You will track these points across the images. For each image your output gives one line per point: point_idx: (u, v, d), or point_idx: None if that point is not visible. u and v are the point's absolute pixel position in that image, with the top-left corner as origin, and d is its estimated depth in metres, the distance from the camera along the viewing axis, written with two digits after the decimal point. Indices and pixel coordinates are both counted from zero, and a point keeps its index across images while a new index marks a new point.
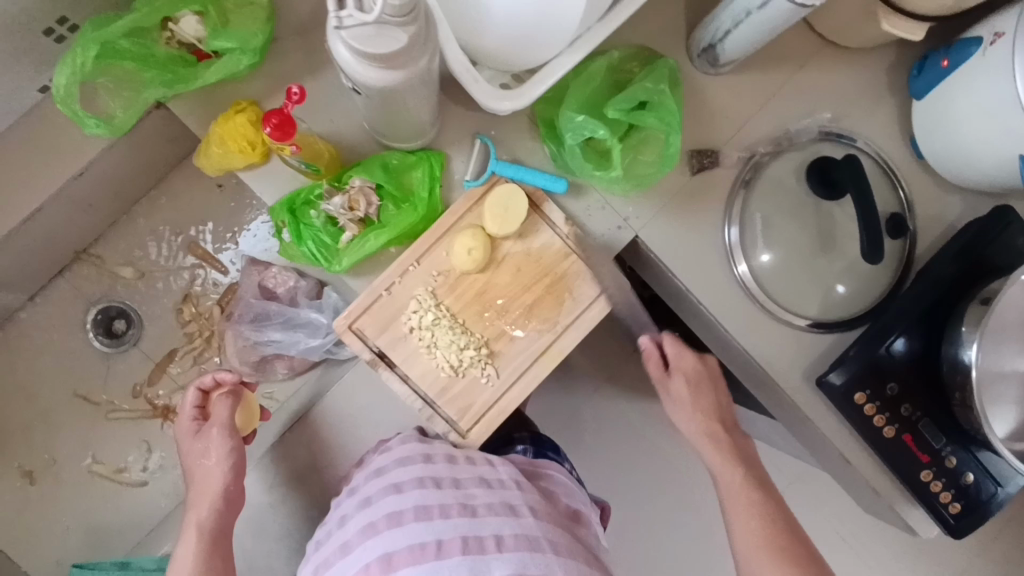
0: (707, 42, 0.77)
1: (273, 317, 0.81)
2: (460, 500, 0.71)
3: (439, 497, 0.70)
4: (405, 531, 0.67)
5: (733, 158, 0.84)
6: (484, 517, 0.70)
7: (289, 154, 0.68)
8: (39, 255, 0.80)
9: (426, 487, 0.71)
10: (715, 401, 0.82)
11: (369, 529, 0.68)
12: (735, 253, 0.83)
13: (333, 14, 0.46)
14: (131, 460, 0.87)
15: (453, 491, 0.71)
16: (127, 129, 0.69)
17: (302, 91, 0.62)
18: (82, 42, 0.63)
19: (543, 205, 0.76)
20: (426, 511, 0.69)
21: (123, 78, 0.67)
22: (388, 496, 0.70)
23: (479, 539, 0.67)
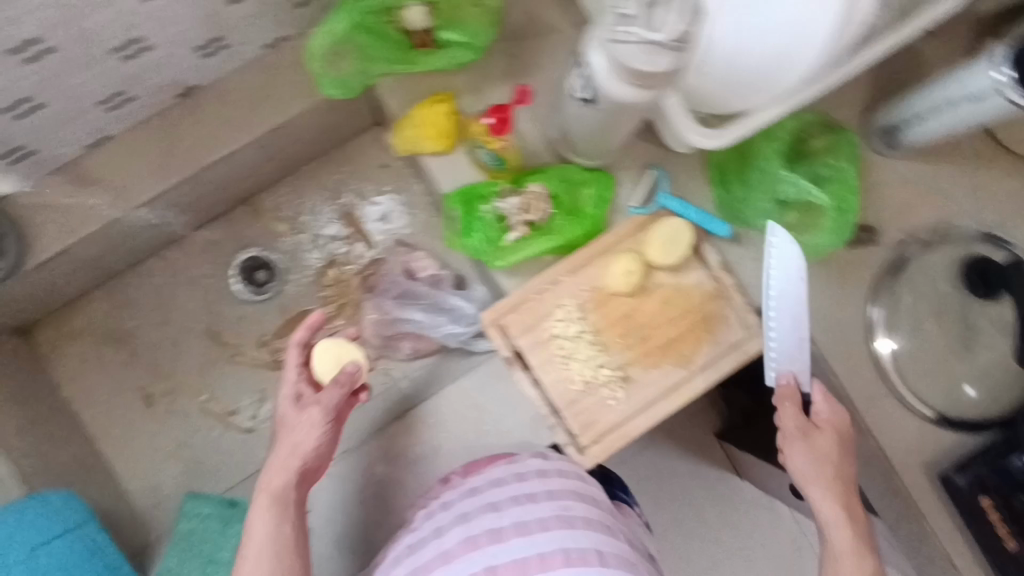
0: (890, 122, 0.80)
1: (419, 298, 0.84)
2: (558, 513, 0.69)
3: (537, 513, 0.69)
4: (508, 547, 0.66)
5: (890, 238, 0.84)
6: (582, 530, 0.68)
7: (497, 146, 0.75)
8: (217, 194, 0.86)
9: (522, 504, 0.70)
10: (852, 472, 0.71)
11: (470, 542, 0.67)
12: (875, 330, 0.83)
13: (610, 26, 0.49)
14: (243, 405, 0.90)
15: (551, 504, 0.69)
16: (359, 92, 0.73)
17: (527, 92, 0.73)
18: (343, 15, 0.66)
19: (703, 245, 0.78)
20: (525, 525, 0.68)
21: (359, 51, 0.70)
22: (486, 510, 0.70)
23: (583, 553, 0.65)
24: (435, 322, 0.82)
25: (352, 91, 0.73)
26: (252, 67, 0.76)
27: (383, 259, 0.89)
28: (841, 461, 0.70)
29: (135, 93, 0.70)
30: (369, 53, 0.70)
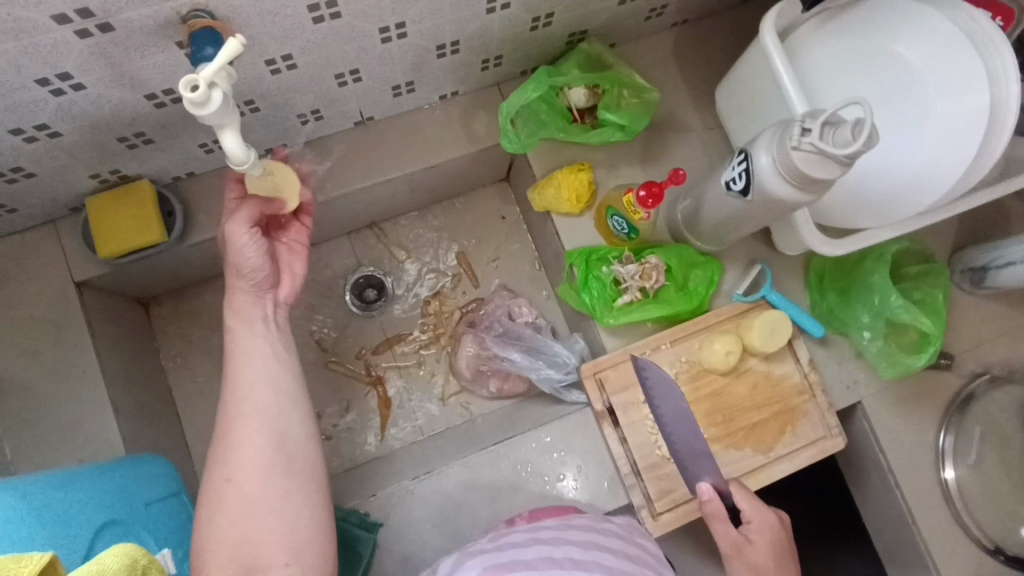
0: (980, 264, 0.87)
1: (523, 341, 0.89)
2: (638, 575, 0.60)
3: (619, 565, 0.60)
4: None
5: (965, 369, 0.90)
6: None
7: (641, 219, 0.79)
8: (353, 213, 0.93)
9: (603, 553, 0.61)
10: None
11: (552, 562, 0.57)
12: (946, 457, 0.86)
13: (794, 137, 0.57)
14: (326, 412, 0.93)
15: (630, 563, 0.61)
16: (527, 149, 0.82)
17: (683, 177, 0.73)
18: (535, 84, 0.77)
19: (796, 341, 0.84)
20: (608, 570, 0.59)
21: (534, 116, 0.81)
22: (568, 546, 0.60)
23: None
24: (534, 364, 0.86)
25: (524, 147, 0.81)
26: (424, 111, 0.86)
27: (487, 301, 0.96)
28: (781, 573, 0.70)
29: (326, 114, 0.79)
30: (541, 117, 0.82)
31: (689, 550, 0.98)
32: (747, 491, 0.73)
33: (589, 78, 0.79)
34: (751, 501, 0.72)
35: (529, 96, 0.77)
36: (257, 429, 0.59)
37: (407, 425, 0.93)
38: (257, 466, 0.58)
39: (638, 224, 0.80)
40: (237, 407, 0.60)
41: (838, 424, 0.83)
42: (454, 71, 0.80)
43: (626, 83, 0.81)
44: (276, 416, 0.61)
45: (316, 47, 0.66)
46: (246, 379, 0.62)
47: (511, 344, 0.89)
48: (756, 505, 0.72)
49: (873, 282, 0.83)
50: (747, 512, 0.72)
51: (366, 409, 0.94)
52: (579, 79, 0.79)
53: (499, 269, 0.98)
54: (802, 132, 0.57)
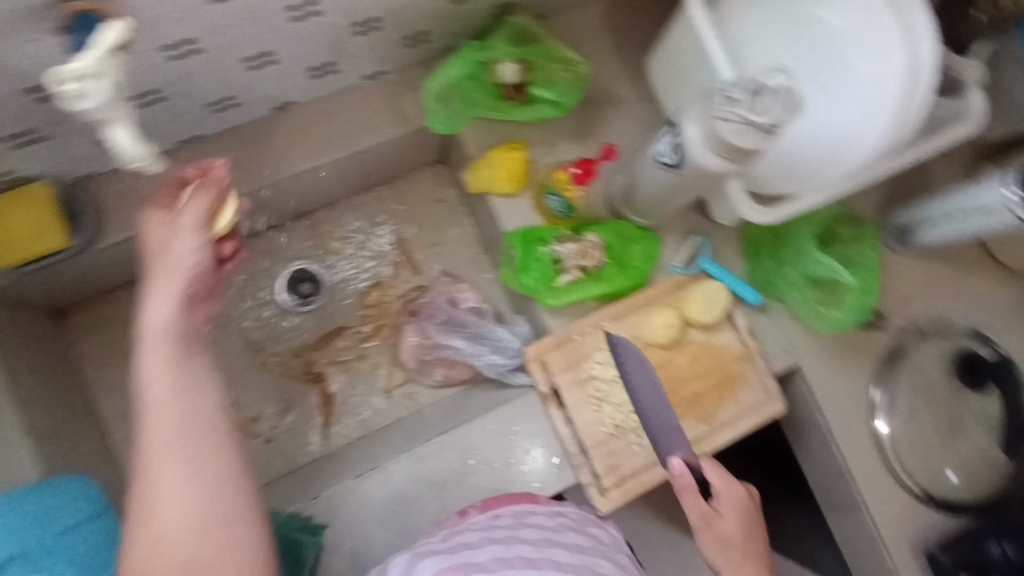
0: (905, 223, 0.89)
1: (466, 328, 0.87)
2: (591, 565, 0.62)
3: (571, 558, 0.62)
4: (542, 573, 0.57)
5: (894, 327, 0.93)
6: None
7: (576, 195, 0.82)
8: (280, 204, 0.88)
9: (556, 547, 0.62)
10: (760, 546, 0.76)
11: (502, 561, 0.58)
12: (877, 408, 0.91)
13: (720, 106, 0.56)
14: (267, 413, 0.90)
15: (583, 556, 0.63)
16: (455, 130, 0.81)
17: (613, 151, 0.82)
18: (456, 62, 0.76)
19: (734, 310, 0.85)
20: (560, 564, 0.60)
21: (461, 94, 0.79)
22: (521, 541, 0.61)
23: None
24: (478, 351, 0.85)
25: (452, 127, 0.81)
26: (348, 93, 0.81)
27: (428, 288, 0.93)
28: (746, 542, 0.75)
29: (242, 101, 0.74)
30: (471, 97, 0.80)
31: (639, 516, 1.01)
32: (718, 467, 0.75)
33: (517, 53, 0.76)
34: (723, 477, 0.74)
35: (451, 74, 0.76)
36: (181, 472, 0.50)
37: (353, 420, 0.91)
38: (184, 523, 0.48)
39: (573, 201, 0.82)
40: (149, 444, 0.51)
41: (777, 389, 0.85)
42: (376, 49, 0.76)
43: (556, 57, 0.78)
44: (201, 446, 0.52)
45: (220, 30, 0.61)
46: (154, 404, 0.51)
47: (453, 331, 0.87)
48: (726, 480, 0.75)
49: (803, 247, 0.84)
50: (715, 487, 0.75)
51: (308, 407, 0.91)
52: (507, 54, 0.76)
53: (439, 254, 0.96)
54: (727, 101, 0.57)
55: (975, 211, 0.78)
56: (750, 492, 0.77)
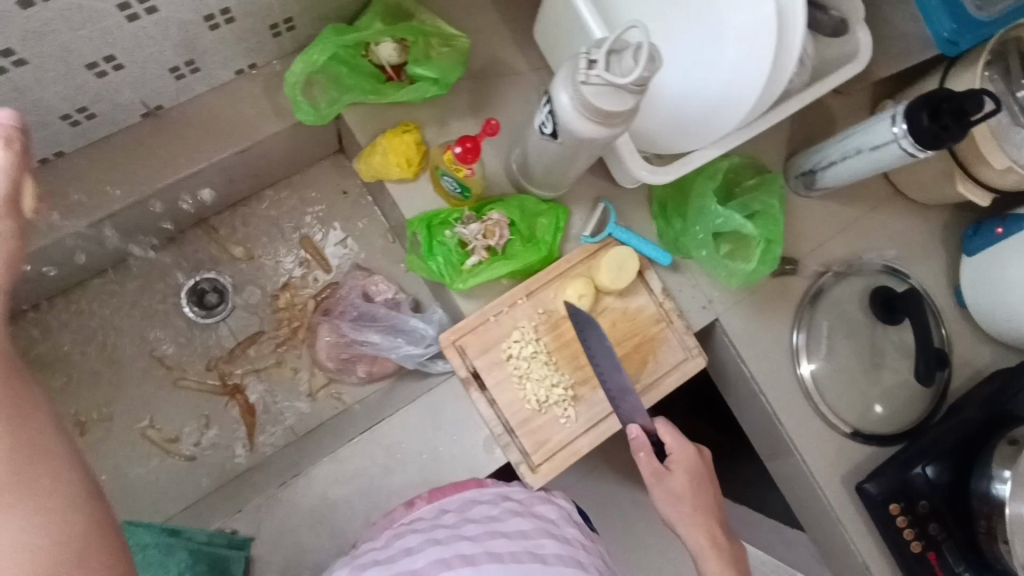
0: (808, 167, 0.89)
1: (378, 321, 0.84)
2: (531, 549, 0.66)
3: (510, 545, 0.66)
4: (479, 571, 0.62)
5: (809, 270, 0.94)
6: (555, 564, 0.65)
7: (464, 175, 0.77)
8: (170, 215, 0.84)
9: (495, 536, 0.66)
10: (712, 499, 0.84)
11: (441, 564, 0.62)
12: (800, 353, 0.92)
13: (582, 70, 0.55)
14: (186, 432, 0.87)
15: (523, 541, 0.67)
16: (328, 120, 0.75)
17: (496, 127, 0.67)
18: (320, 45, 0.70)
19: (646, 272, 0.85)
20: (498, 556, 0.64)
21: (333, 80, 0.74)
22: (460, 540, 0.65)
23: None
24: (394, 344, 0.83)
25: (323, 118, 0.74)
26: (221, 90, 0.78)
27: (340, 284, 0.91)
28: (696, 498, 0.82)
29: (100, 110, 0.70)
30: (343, 82, 0.74)
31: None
32: (678, 433, 0.82)
33: (392, 31, 0.73)
34: (675, 439, 0.81)
35: (317, 60, 0.70)
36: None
37: (277, 428, 0.89)
38: None
39: (466, 181, 0.78)
40: None
41: (696, 345, 0.85)
42: (241, 41, 0.72)
43: (433, 32, 0.75)
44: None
45: (39, 37, 0.57)
46: None
47: (366, 326, 0.84)
48: (685, 446, 0.83)
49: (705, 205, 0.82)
50: (670, 448, 0.82)
51: (229, 420, 0.88)
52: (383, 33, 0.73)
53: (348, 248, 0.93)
54: (590, 64, 0.55)
55: (867, 148, 0.78)
56: (705, 452, 0.85)
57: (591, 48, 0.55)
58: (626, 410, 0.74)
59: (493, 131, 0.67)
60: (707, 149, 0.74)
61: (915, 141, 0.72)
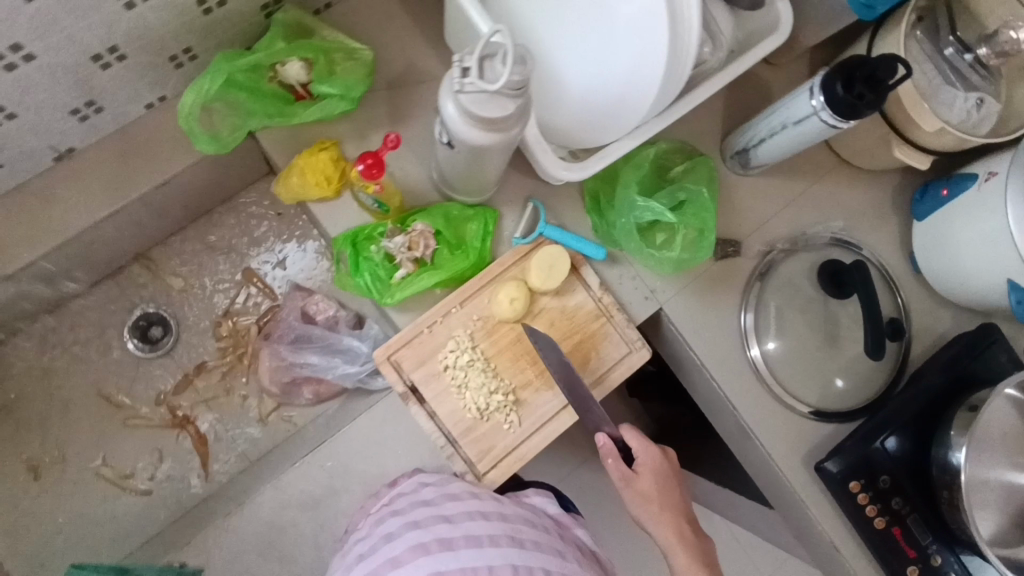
0: (741, 146, 0.87)
1: (314, 340, 0.84)
2: (508, 533, 0.72)
3: (489, 528, 0.72)
4: (456, 557, 0.69)
5: (753, 251, 0.93)
6: (531, 551, 0.73)
7: (372, 191, 0.77)
8: (100, 254, 0.84)
9: (475, 519, 0.72)
10: (680, 498, 0.88)
11: (420, 549, 0.70)
12: (749, 335, 0.90)
13: (457, 79, 0.53)
14: (140, 467, 0.88)
15: (502, 523, 0.72)
16: (232, 147, 0.74)
17: (397, 140, 0.70)
18: (212, 71, 0.69)
19: (582, 268, 0.84)
20: (476, 538, 0.71)
21: (234, 106, 0.73)
22: (440, 523, 0.71)
23: (528, 570, 0.70)
24: (331, 363, 0.83)
25: (226, 146, 0.73)
26: (132, 126, 0.77)
27: (280, 307, 0.90)
28: (663, 497, 0.86)
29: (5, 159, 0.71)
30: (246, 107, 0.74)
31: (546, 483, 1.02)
32: (642, 437, 0.87)
33: (295, 50, 0.72)
34: (640, 443, 0.86)
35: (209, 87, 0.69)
36: None
37: (231, 455, 0.90)
38: None
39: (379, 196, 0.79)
40: None
41: (639, 337, 0.84)
42: (137, 79, 0.72)
43: (334, 48, 0.74)
44: None
45: None
46: None
47: (303, 348, 0.84)
48: (652, 449, 0.87)
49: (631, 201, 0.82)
50: (637, 454, 0.87)
51: (182, 452, 0.89)
52: (288, 53, 0.73)
53: (286, 269, 0.93)
54: (464, 71, 0.54)
55: (791, 122, 0.76)
56: (671, 455, 0.90)
57: (463, 56, 0.53)
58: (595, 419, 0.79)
59: (394, 144, 0.70)
60: (623, 139, 0.73)
61: (834, 112, 0.70)
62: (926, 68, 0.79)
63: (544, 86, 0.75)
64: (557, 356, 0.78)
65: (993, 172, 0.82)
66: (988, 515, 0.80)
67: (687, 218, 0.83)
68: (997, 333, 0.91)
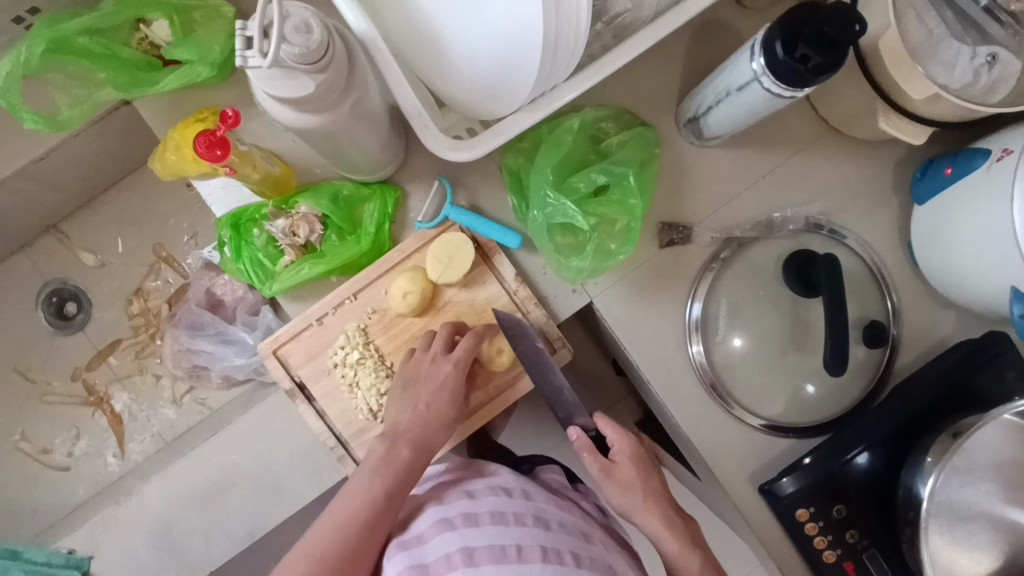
0: (692, 113, 0.73)
1: (207, 328, 0.82)
2: (534, 512, 0.64)
3: (513, 506, 0.64)
4: (480, 532, 0.61)
5: (706, 238, 0.79)
6: (559, 533, 0.63)
7: (222, 175, 0.65)
8: (3, 230, 0.85)
9: (498, 495, 0.65)
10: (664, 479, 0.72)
11: (445, 524, 0.62)
12: (695, 331, 0.78)
13: (237, 52, 0.44)
14: (58, 443, 0.90)
15: (525, 501, 0.65)
16: (69, 126, 0.69)
17: (236, 114, 0.64)
18: (30, 37, 0.63)
19: (493, 257, 0.74)
20: (501, 515, 0.62)
21: (76, 75, 0.67)
22: (461, 498, 0.64)
23: (559, 551, 0.60)
24: (223, 354, 0.82)
25: (61, 125, 0.68)
26: None
27: (188, 286, 0.89)
28: (647, 483, 0.70)
29: None
30: (93, 75, 0.68)
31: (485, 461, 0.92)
32: (615, 420, 0.71)
33: (155, 7, 0.66)
34: (611, 429, 0.70)
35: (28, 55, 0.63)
36: None
37: (145, 436, 0.90)
38: None
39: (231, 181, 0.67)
40: None
41: (560, 337, 0.74)
42: None
43: (194, 6, 0.67)
44: None
45: None
46: None
47: (198, 335, 0.83)
48: (623, 431, 0.71)
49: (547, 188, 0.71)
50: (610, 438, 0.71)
51: (98, 429, 0.90)
52: (150, 10, 0.66)
53: (197, 244, 0.91)
54: (249, 41, 0.44)
55: (734, 88, 0.63)
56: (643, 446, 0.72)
57: (244, 22, 0.44)
58: (557, 387, 0.71)
59: (234, 124, 0.64)
60: (523, 109, 0.63)
61: (777, 79, 0.56)
62: (925, 14, 0.63)
63: (426, 47, 0.63)
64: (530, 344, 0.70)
65: (1008, 150, 0.65)
66: (965, 548, 0.68)
67: (610, 204, 0.73)
68: (1007, 342, 0.74)
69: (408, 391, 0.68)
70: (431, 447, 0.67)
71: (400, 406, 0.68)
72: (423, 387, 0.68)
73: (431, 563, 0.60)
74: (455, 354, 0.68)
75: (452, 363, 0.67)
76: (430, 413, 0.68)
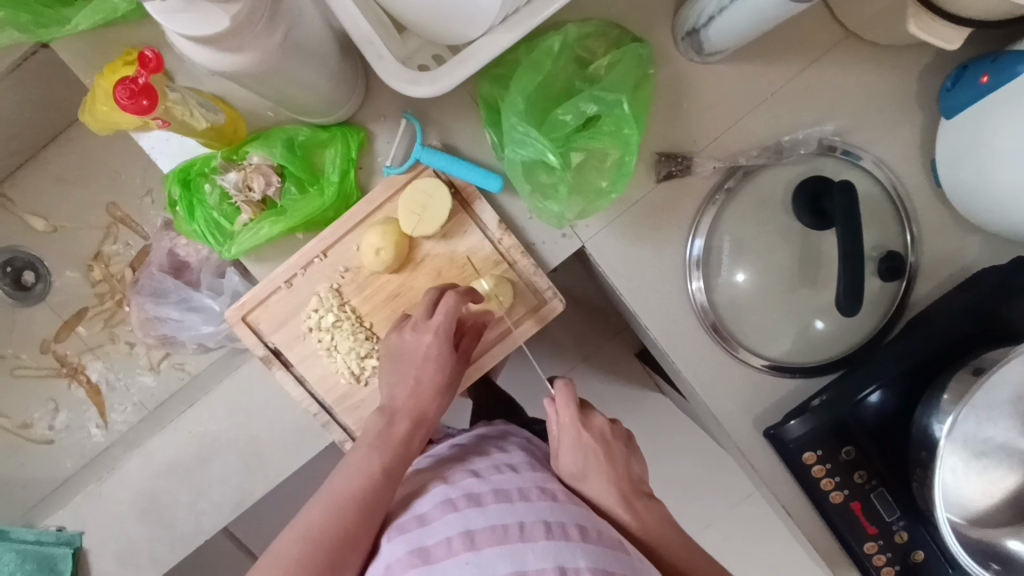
0: (691, 24, 0.64)
1: (170, 294, 0.79)
2: (538, 485, 0.59)
3: (518, 482, 0.59)
4: (485, 514, 0.55)
5: (709, 169, 0.71)
6: (564, 505, 0.58)
7: (154, 127, 0.57)
8: None
9: (503, 472, 0.60)
10: (624, 460, 0.65)
11: (448, 504, 0.56)
12: (695, 269, 0.72)
13: None
14: (37, 417, 0.91)
15: (531, 475, 0.60)
16: None
17: (155, 54, 0.57)
18: None
19: (473, 203, 0.67)
20: (505, 493, 0.57)
21: None
22: (465, 477, 0.59)
23: (564, 526, 0.55)
24: (189, 322, 0.78)
25: None
26: None
27: (148, 248, 0.90)
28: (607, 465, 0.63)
29: None
30: None
31: (479, 410, 0.89)
32: (565, 397, 0.63)
33: None
34: (561, 403, 0.63)
35: None
36: None
37: (127, 405, 0.91)
38: None
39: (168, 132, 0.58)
40: None
41: (550, 287, 0.68)
42: None
43: None
44: None
45: None
46: None
47: (162, 303, 0.80)
48: (573, 410, 0.63)
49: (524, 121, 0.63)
50: (551, 415, 0.65)
51: (75, 400, 0.92)
52: None
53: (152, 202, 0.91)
54: None
55: None
56: (599, 422, 0.65)
57: None
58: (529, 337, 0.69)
59: (155, 68, 0.57)
60: (494, 30, 0.54)
61: None
62: None
63: None
64: (538, 278, 0.68)
65: None
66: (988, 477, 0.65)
67: (604, 135, 0.65)
68: None
69: (403, 356, 0.63)
70: (428, 415, 0.63)
71: (393, 380, 0.64)
72: (416, 352, 0.63)
73: (431, 547, 0.54)
74: (434, 320, 0.63)
75: (432, 332, 0.62)
76: (429, 382, 0.63)
